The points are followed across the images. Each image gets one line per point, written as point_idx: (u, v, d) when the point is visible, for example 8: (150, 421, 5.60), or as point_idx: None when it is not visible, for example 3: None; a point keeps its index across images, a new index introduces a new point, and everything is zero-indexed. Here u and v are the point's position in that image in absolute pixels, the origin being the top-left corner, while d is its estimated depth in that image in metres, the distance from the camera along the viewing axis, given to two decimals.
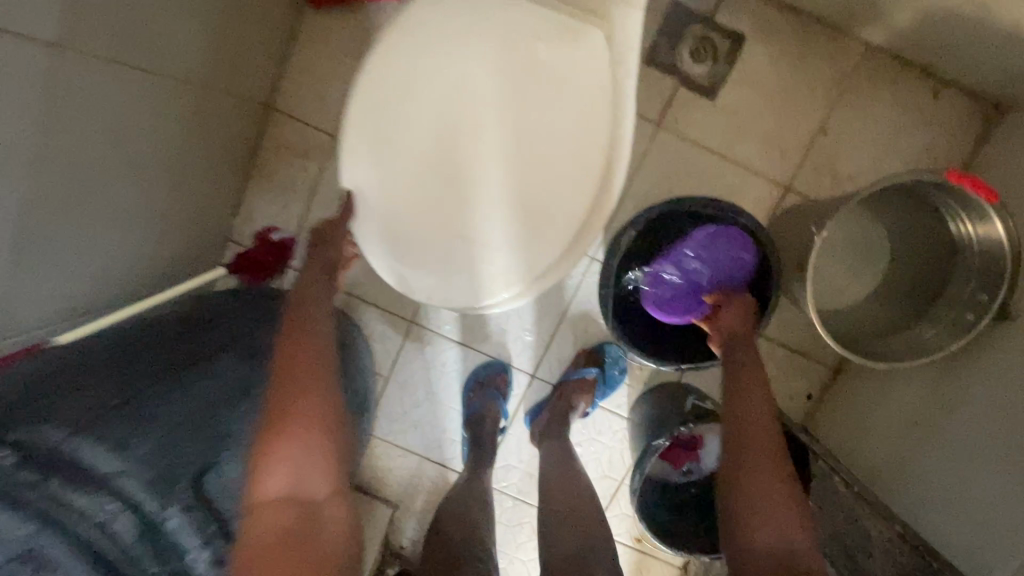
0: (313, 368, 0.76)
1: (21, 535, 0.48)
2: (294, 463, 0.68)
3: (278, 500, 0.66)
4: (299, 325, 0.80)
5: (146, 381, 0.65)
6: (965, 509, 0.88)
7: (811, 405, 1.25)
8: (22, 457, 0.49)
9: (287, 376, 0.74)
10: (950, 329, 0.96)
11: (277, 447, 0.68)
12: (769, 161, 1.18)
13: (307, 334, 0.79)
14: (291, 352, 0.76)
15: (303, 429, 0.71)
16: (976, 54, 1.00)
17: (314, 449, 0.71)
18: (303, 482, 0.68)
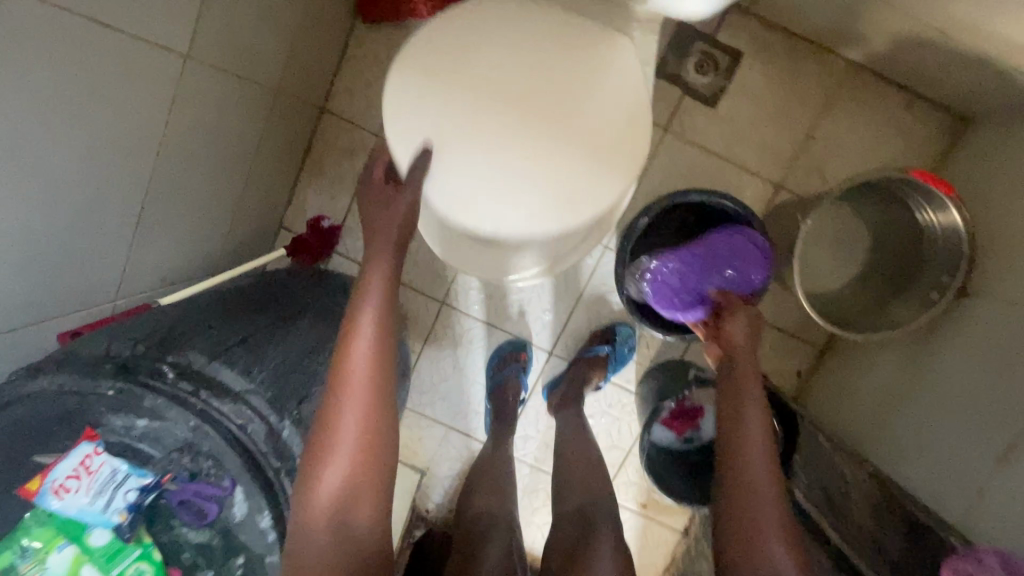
0: (362, 400, 0.68)
1: (190, 427, 0.64)
2: (335, 512, 0.64)
3: (317, 555, 0.62)
4: (350, 344, 0.71)
5: (255, 332, 0.82)
6: (925, 457, 1.02)
7: (800, 381, 1.40)
8: (180, 373, 0.66)
9: (334, 413, 0.68)
10: (917, 305, 1.12)
11: (319, 494, 0.64)
12: (764, 162, 1.34)
13: (356, 357, 0.70)
14: (341, 382, 0.69)
15: (349, 474, 0.66)
16: (941, 71, 1.16)
17: (357, 499, 0.66)
18: (354, 491, 0.65)
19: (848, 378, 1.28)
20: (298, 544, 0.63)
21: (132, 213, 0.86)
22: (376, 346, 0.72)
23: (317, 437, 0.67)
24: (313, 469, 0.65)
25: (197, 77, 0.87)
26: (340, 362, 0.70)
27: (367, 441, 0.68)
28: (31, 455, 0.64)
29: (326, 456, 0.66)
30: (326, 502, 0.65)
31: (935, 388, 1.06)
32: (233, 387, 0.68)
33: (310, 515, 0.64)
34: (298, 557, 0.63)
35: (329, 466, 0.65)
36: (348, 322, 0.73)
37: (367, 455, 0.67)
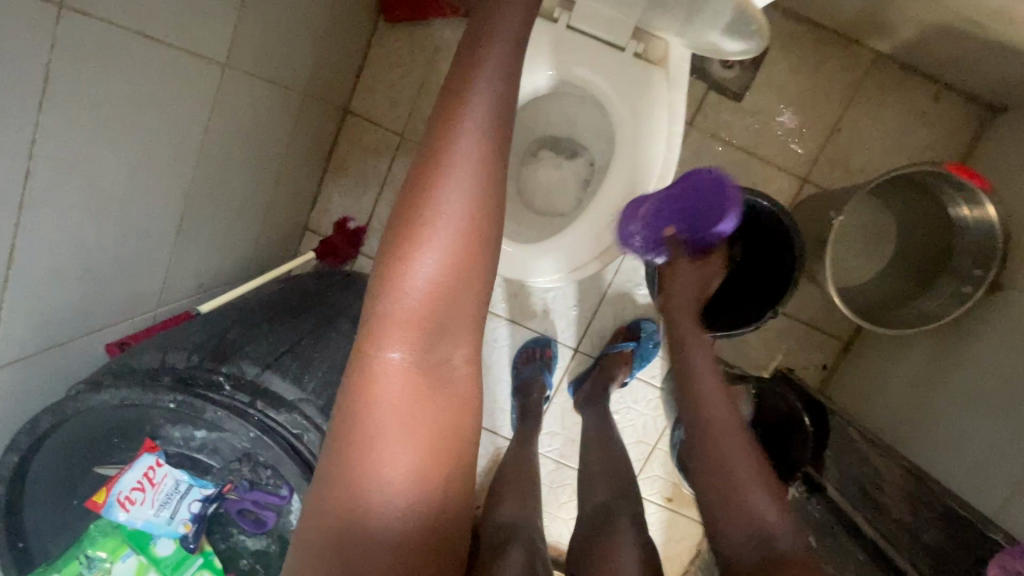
0: (461, 203, 0.58)
1: (247, 437, 0.64)
2: (423, 328, 0.57)
3: (401, 371, 0.57)
4: (450, 137, 0.58)
5: (302, 340, 0.82)
6: (953, 447, 1.03)
7: (827, 374, 1.41)
8: (234, 384, 0.67)
9: (424, 217, 0.57)
10: (949, 299, 1.11)
11: (406, 300, 0.57)
12: (789, 156, 1.34)
13: (458, 153, 0.58)
14: (435, 175, 0.58)
15: (442, 281, 0.57)
16: (971, 62, 1.16)
17: (449, 315, 0.58)
18: (451, 302, 0.58)
19: (877, 367, 1.28)
20: (379, 358, 0.57)
21: (173, 221, 0.87)
22: (484, 146, 0.59)
23: (403, 240, 0.57)
24: (398, 276, 0.56)
25: (234, 84, 0.87)
26: (435, 156, 0.58)
27: (463, 250, 0.57)
28: (92, 467, 0.67)
29: (413, 263, 0.56)
30: (416, 312, 0.57)
31: (968, 379, 1.06)
32: (287, 397, 0.68)
33: (397, 325, 0.57)
34: (379, 372, 0.57)
35: (417, 272, 0.56)
36: (443, 113, 0.60)
37: (463, 268, 0.58)
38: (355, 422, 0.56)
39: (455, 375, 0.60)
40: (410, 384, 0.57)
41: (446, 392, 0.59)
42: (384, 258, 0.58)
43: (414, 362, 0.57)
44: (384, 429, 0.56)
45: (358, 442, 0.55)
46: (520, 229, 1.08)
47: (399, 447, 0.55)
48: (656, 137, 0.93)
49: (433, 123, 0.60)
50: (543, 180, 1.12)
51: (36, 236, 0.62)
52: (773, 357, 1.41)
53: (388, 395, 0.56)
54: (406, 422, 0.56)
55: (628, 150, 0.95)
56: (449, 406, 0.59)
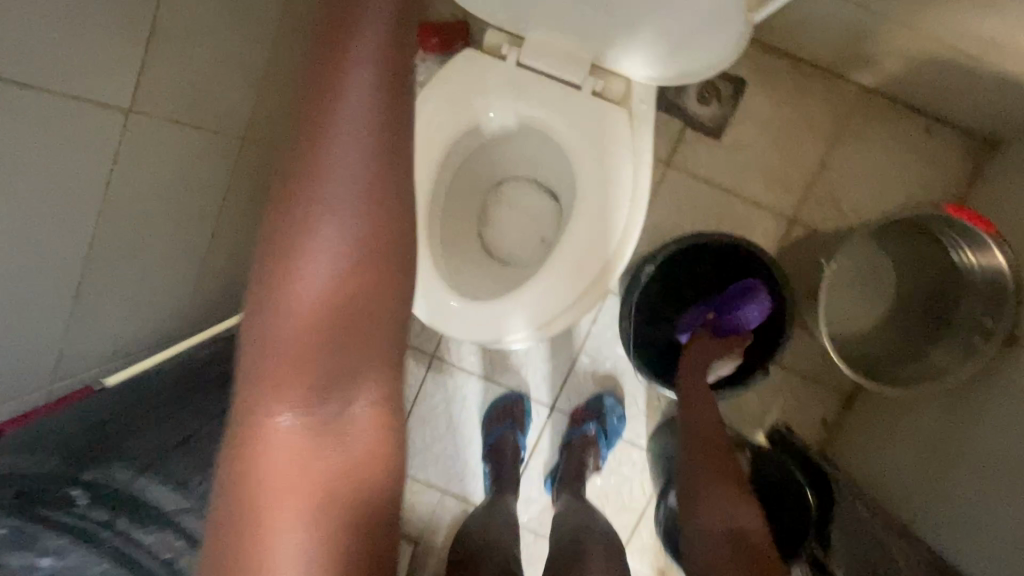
0: (355, 203, 0.43)
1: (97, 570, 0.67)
2: (317, 374, 0.43)
3: (291, 435, 0.43)
4: (329, 115, 0.42)
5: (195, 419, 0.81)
6: (976, 526, 0.90)
7: (828, 431, 1.28)
8: (92, 496, 0.68)
9: (304, 226, 0.42)
10: (960, 355, 0.99)
11: (289, 339, 0.42)
12: (774, 196, 1.24)
13: (338, 141, 0.42)
14: (308, 181, 0.42)
15: (336, 306, 0.43)
16: (964, 96, 1.07)
17: (351, 352, 0.44)
18: (350, 337, 0.44)
19: (888, 429, 1.15)
20: (256, 421, 0.42)
21: (71, 283, 0.76)
22: (378, 126, 0.43)
23: (280, 259, 0.42)
24: (280, 310, 0.42)
25: (143, 131, 0.78)
26: (310, 140, 0.42)
27: (362, 263, 0.43)
28: None
29: (297, 291, 0.42)
30: (295, 361, 0.42)
31: (987, 447, 0.94)
32: (166, 509, 0.72)
33: (275, 378, 0.42)
34: (256, 443, 0.42)
35: (295, 310, 0.42)
36: (316, 87, 0.43)
37: (365, 288, 0.44)
38: (234, 509, 0.42)
39: (362, 429, 0.45)
40: (303, 448, 0.43)
41: (354, 449, 0.45)
42: (257, 285, 0.43)
43: (307, 420, 0.43)
44: (268, 509, 0.42)
45: (242, 540, 0.41)
46: (481, 285, 0.97)
47: (288, 536, 0.42)
48: (624, 174, 0.83)
49: (301, 96, 0.43)
50: (513, 225, 1.02)
51: None
52: (769, 414, 1.28)
53: (273, 465, 0.42)
54: (297, 492, 0.42)
55: (594, 189, 0.84)
56: (365, 466, 0.45)
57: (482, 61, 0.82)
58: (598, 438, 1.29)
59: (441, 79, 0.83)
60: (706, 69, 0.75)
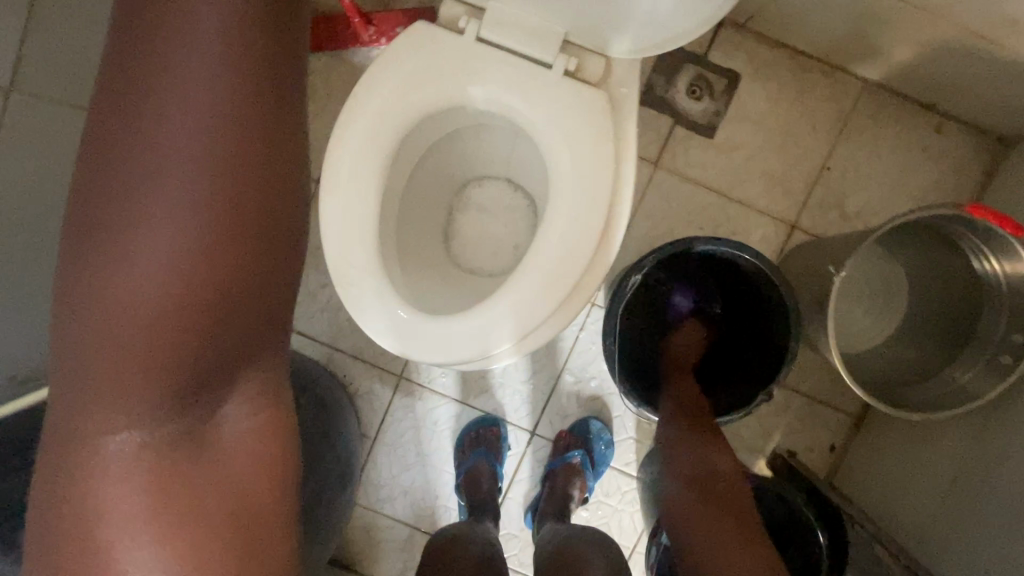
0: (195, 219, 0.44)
1: None
2: (145, 391, 0.44)
3: (128, 458, 0.44)
4: (144, 135, 0.43)
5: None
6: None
7: (835, 458, 1.16)
8: None
9: (124, 239, 0.42)
10: (988, 376, 0.88)
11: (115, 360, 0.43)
12: (772, 199, 1.14)
13: (163, 164, 0.43)
14: (126, 204, 0.43)
15: (164, 321, 0.43)
16: (981, 86, 0.97)
17: (197, 370, 0.46)
18: (182, 351, 0.44)
19: (903, 460, 1.03)
20: (94, 440, 0.44)
21: None
22: (218, 144, 0.44)
23: (98, 281, 0.42)
24: (102, 330, 0.42)
25: None
26: (132, 161, 0.43)
27: (202, 279, 0.44)
28: None
29: (121, 307, 0.42)
30: (119, 376, 0.43)
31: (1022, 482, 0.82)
32: None
33: (99, 394, 0.43)
34: (93, 452, 0.44)
35: (114, 330, 0.42)
36: (132, 107, 0.43)
37: (207, 304, 0.45)
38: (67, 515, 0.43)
39: (230, 428, 0.50)
40: (145, 468, 0.45)
41: (215, 456, 0.49)
42: (67, 309, 0.43)
43: (139, 437, 0.45)
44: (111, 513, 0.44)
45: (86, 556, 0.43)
46: (445, 299, 0.85)
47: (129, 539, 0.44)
48: (603, 167, 0.72)
49: (115, 116, 0.43)
50: (483, 231, 0.91)
51: None
52: (771, 438, 1.16)
53: (108, 475, 0.44)
54: (136, 494, 0.45)
55: (570, 188, 0.73)
56: (225, 469, 0.50)
57: (437, 38, 0.71)
58: (584, 467, 1.16)
59: (389, 58, 0.72)
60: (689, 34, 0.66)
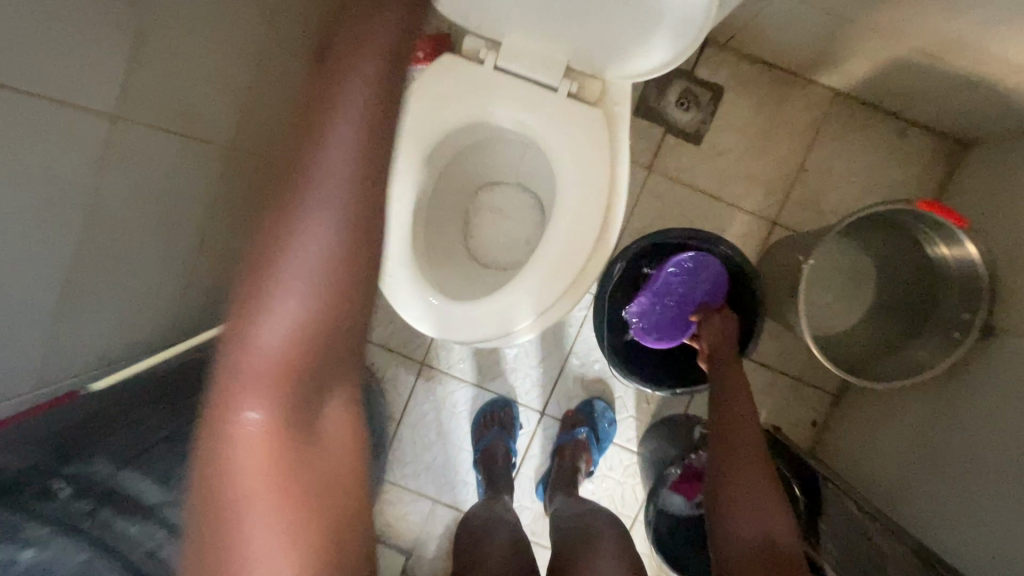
0: (335, 224, 0.46)
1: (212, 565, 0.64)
2: (286, 391, 0.46)
3: (257, 441, 0.45)
4: (316, 147, 0.47)
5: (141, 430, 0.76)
6: (965, 522, 0.90)
7: (817, 432, 1.29)
8: (77, 490, 0.60)
9: (289, 240, 0.46)
10: (942, 348, 1.00)
11: (256, 362, 0.45)
12: (754, 199, 1.27)
13: (325, 174, 0.47)
14: (289, 209, 0.46)
15: (303, 328, 0.46)
16: (935, 96, 1.11)
17: (317, 369, 0.47)
18: (321, 354, 0.47)
19: (874, 429, 1.15)
20: (232, 428, 0.45)
21: (57, 288, 0.75)
22: (360, 163, 0.47)
23: (261, 276, 0.46)
24: (260, 325, 0.45)
25: (133, 139, 0.79)
26: (301, 178, 0.47)
27: (334, 283, 0.46)
28: None
29: (268, 310, 0.45)
30: (269, 371, 0.45)
31: (973, 440, 0.94)
32: (148, 501, 0.66)
33: (248, 384, 0.45)
34: (229, 437, 0.45)
35: (268, 329, 0.45)
36: (309, 119, 0.48)
37: (344, 306, 0.47)
38: (208, 501, 0.45)
39: (329, 431, 0.50)
40: (271, 465, 0.46)
41: (310, 458, 0.48)
42: (232, 309, 0.46)
43: (278, 430, 0.46)
44: (246, 503, 0.45)
45: (217, 550, 0.44)
46: (462, 289, 0.98)
47: (261, 539, 0.45)
48: (600, 172, 0.85)
49: (292, 145, 0.48)
50: (496, 229, 1.04)
51: None
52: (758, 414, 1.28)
53: (247, 463, 0.45)
54: (267, 485, 0.45)
55: (573, 190, 0.86)
56: (319, 469, 0.48)
57: (458, 64, 0.85)
58: (589, 442, 1.29)
59: (418, 83, 0.86)
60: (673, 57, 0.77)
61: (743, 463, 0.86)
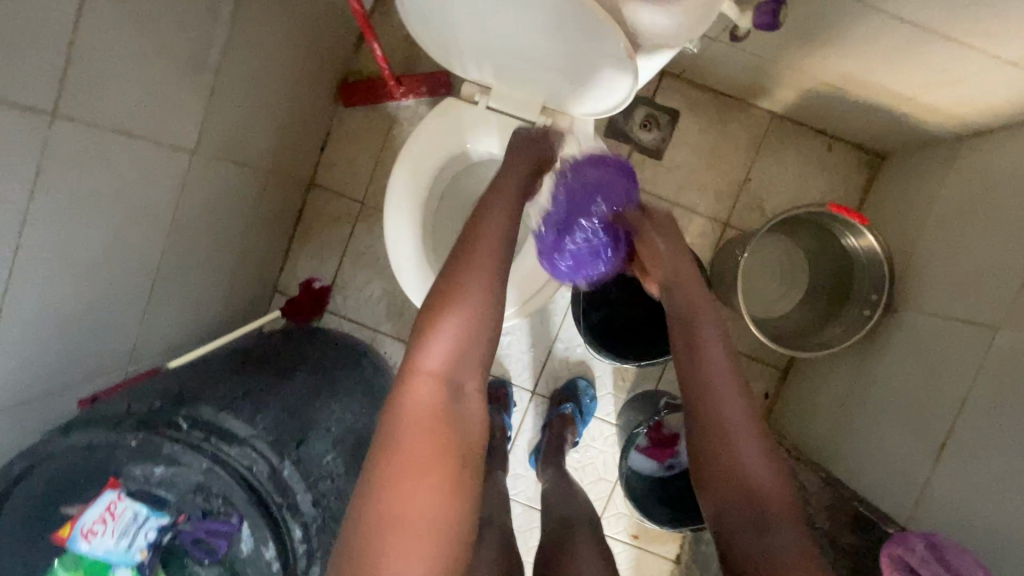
0: (477, 292, 0.80)
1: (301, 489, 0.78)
2: (446, 373, 0.77)
3: (427, 396, 0.75)
4: (476, 237, 0.86)
5: (242, 386, 0.92)
6: (876, 463, 1.12)
7: (768, 402, 1.51)
8: (194, 423, 0.76)
9: (457, 285, 0.80)
10: (856, 324, 1.23)
11: (431, 365, 0.77)
12: (708, 204, 1.50)
13: (479, 253, 0.83)
14: (459, 267, 0.82)
15: (456, 345, 0.78)
16: (850, 119, 1.34)
17: (462, 362, 0.78)
18: (463, 353, 0.78)
19: (810, 396, 1.38)
20: (413, 388, 0.76)
21: (145, 286, 0.96)
22: (500, 244, 0.86)
23: (439, 304, 0.79)
24: (433, 331, 0.78)
25: (203, 168, 1.00)
26: (470, 252, 0.84)
27: (474, 322, 0.79)
28: (56, 507, 0.75)
29: (441, 325, 0.78)
30: (440, 360, 0.77)
31: (882, 398, 1.17)
32: (239, 433, 0.78)
33: (427, 363, 0.77)
34: (412, 393, 0.76)
35: (440, 336, 0.78)
36: (475, 220, 0.88)
37: (483, 325, 0.80)
38: (395, 436, 0.74)
39: (468, 403, 0.78)
40: (433, 414, 0.75)
41: (454, 411, 0.76)
42: (422, 322, 0.79)
43: (436, 390, 0.76)
44: (416, 438, 0.73)
45: (397, 459, 0.72)
46: None
47: (416, 464, 0.72)
48: None
49: (467, 234, 0.86)
50: None
51: (21, 301, 0.71)
52: None
53: (419, 410, 0.75)
54: (429, 431, 0.74)
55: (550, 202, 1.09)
56: (452, 433, 0.75)
57: (459, 106, 1.10)
58: (573, 415, 1.49)
59: (426, 124, 1.11)
60: (617, 106, 0.98)
61: (718, 422, 0.81)
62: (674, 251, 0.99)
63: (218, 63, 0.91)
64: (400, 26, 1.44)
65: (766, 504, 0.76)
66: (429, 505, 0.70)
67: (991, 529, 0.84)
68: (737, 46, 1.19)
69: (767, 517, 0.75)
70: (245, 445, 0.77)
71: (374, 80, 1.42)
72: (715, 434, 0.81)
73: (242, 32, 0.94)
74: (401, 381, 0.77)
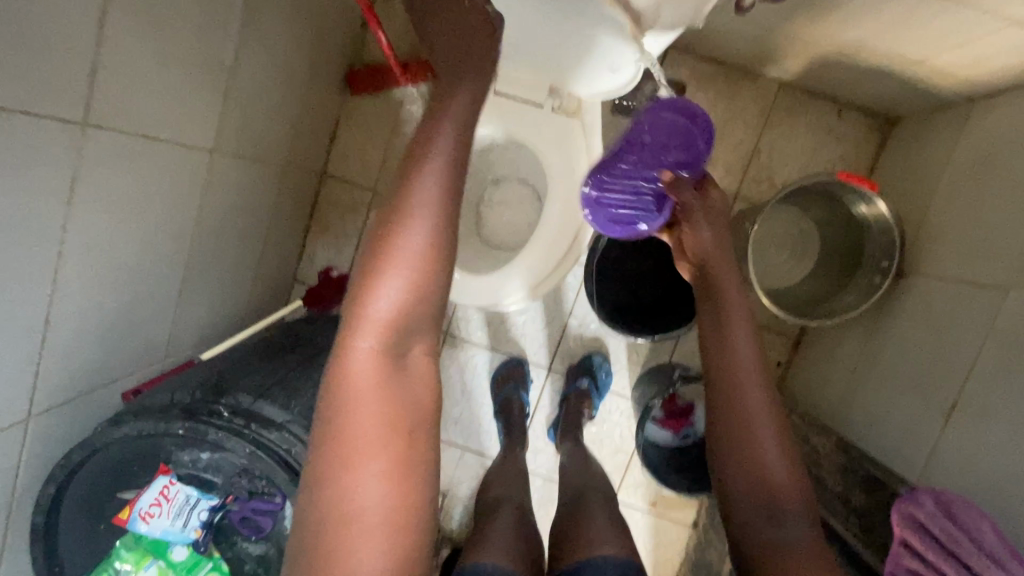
0: (418, 247, 0.71)
1: None
2: (386, 338, 0.70)
3: (366, 362, 0.69)
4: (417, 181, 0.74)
5: (273, 374, 0.96)
6: (888, 426, 1.15)
7: (781, 371, 1.54)
8: (232, 412, 0.80)
9: (395, 239, 0.71)
10: (866, 291, 1.24)
11: (367, 336, 0.69)
12: (718, 177, 1.50)
13: (420, 202, 0.72)
14: (395, 218, 0.72)
15: (404, 302, 0.70)
16: (859, 85, 1.33)
17: (406, 325, 0.71)
18: (408, 314, 0.70)
19: (822, 363, 1.41)
20: (353, 357, 0.69)
21: (175, 284, 1.00)
22: (447, 190, 0.73)
23: (377, 262, 0.71)
24: (369, 292, 0.70)
25: (222, 165, 1.02)
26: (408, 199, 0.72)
27: (419, 280, 0.70)
28: (115, 492, 0.82)
29: (379, 287, 0.70)
30: (383, 323, 0.70)
31: (894, 363, 1.19)
32: (275, 419, 0.82)
33: (370, 325, 0.69)
34: (351, 361, 0.69)
35: (380, 297, 0.70)
36: (415, 158, 0.75)
37: (430, 281, 0.71)
38: (338, 409, 0.68)
39: (414, 365, 0.72)
40: (376, 383, 0.69)
41: (399, 381, 0.70)
42: (360, 282, 0.71)
43: (377, 354, 0.69)
44: (361, 412, 0.67)
45: (342, 434, 0.67)
46: (474, 267, 1.25)
47: (364, 440, 0.67)
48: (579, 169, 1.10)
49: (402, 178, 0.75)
50: (501, 216, 1.28)
51: (63, 305, 0.75)
52: None
53: (361, 378, 0.68)
54: (376, 404, 0.68)
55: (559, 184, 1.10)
56: (402, 401, 0.69)
57: None
58: (590, 390, 1.53)
59: None
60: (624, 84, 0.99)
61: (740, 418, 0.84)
62: (722, 237, 0.97)
63: (232, 61, 0.93)
64: (403, 11, 1.44)
65: (777, 467, 0.81)
66: (380, 482, 0.66)
67: (1003, 485, 0.87)
68: (744, 16, 1.18)
69: (781, 494, 0.78)
70: (283, 429, 0.81)
71: (380, 68, 1.42)
72: (741, 429, 0.83)
73: (252, 30, 0.96)
74: (341, 348, 0.70)
